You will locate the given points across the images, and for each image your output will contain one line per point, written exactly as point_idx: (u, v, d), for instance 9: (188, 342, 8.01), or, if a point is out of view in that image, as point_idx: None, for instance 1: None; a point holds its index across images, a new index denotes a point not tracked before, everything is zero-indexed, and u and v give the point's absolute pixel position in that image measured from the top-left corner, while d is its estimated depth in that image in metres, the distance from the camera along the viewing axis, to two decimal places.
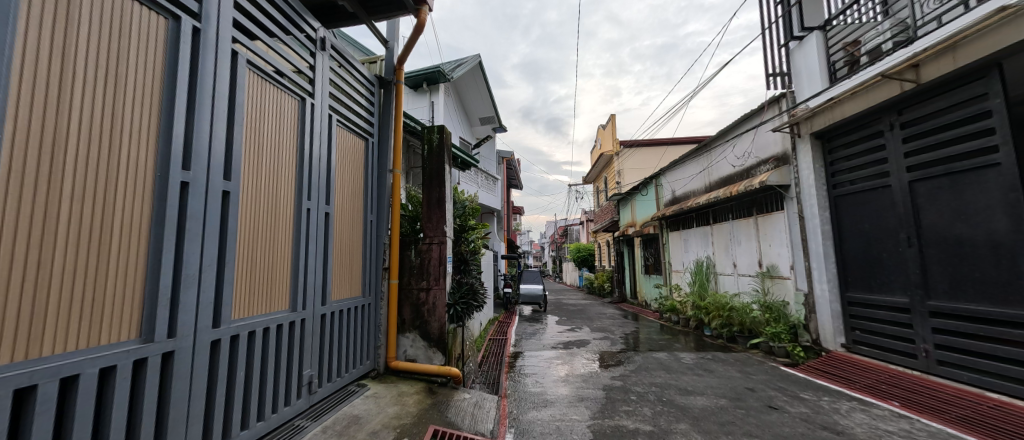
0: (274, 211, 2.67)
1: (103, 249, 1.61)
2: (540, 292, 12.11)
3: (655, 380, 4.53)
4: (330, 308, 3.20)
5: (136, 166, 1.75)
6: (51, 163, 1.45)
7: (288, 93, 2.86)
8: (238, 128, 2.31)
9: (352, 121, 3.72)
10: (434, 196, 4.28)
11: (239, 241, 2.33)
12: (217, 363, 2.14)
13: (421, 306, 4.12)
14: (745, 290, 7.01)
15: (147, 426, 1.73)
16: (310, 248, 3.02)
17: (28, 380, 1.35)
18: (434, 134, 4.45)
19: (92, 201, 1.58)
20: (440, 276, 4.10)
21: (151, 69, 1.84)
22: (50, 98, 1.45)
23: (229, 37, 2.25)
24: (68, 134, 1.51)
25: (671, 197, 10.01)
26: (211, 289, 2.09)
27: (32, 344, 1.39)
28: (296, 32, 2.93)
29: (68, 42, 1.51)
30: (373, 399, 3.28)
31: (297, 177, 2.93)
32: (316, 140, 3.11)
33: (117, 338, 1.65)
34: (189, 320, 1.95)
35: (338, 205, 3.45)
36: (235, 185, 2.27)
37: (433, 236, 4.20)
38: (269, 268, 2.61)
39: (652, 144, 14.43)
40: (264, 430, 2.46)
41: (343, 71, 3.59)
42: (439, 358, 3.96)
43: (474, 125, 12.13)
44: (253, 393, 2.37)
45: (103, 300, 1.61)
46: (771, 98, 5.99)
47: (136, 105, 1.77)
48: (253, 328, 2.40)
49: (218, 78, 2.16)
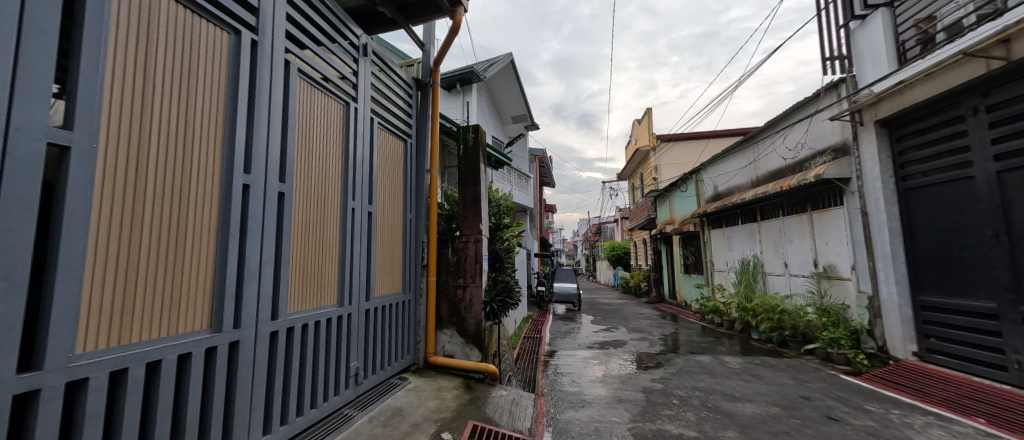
0: (322, 210, 2.81)
1: (179, 245, 1.76)
2: (574, 290, 11.93)
3: (698, 385, 4.34)
4: (373, 304, 3.35)
5: (205, 171, 1.91)
6: (137, 169, 1.61)
7: (334, 97, 3.01)
8: (291, 131, 2.46)
9: (393, 123, 3.86)
10: (469, 194, 4.36)
11: (294, 239, 2.49)
12: (275, 353, 2.30)
13: (458, 302, 4.24)
14: (797, 291, 6.57)
15: (216, 409, 1.88)
16: (356, 246, 3.17)
17: (120, 363, 1.51)
18: (469, 133, 4.52)
19: (172, 202, 1.74)
20: (476, 274, 4.19)
21: (215, 81, 1.99)
22: (135, 110, 1.61)
23: (282, 47, 2.40)
24: (150, 141, 1.66)
25: (713, 193, 9.52)
26: (270, 283, 2.25)
27: (124, 332, 1.55)
28: (341, 40, 3.06)
29: (148, 58, 1.67)
30: (414, 393, 3.38)
31: (343, 178, 3.09)
32: (359, 142, 3.25)
33: (191, 328, 1.81)
34: (252, 313, 2.10)
35: (379, 205, 3.59)
36: (290, 187, 2.42)
37: (469, 234, 4.29)
38: (320, 266, 2.77)
39: (692, 137, 13.78)
40: (317, 417, 2.61)
41: (383, 75, 3.73)
42: (475, 354, 4.06)
43: (507, 123, 12.14)
44: (306, 383, 2.52)
45: (179, 295, 1.77)
46: (829, 84, 5.55)
47: (204, 116, 1.92)
48: (306, 321, 2.56)
49: (273, 87, 2.31)
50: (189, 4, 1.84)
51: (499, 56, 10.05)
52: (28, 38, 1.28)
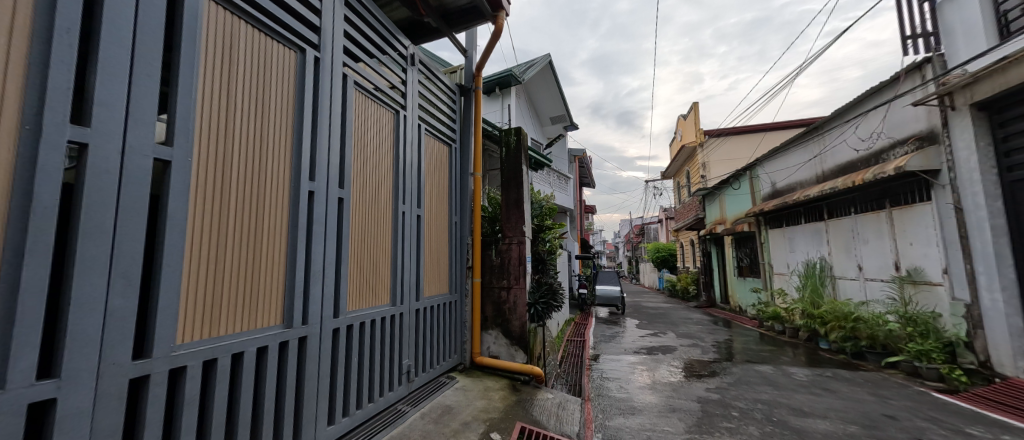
0: (376, 214, 2.96)
1: (257, 247, 1.94)
2: (618, 293, 11.58)
3: (760, 397, 4.03)
4: (422, 303, 3.46)
5: (277, 179, 2.08)
6: (223, 179, 1.79)
7: (385, 106, 3.15)
8: (349, 140, 2.61)
9: (438, 128, 3.98)
10: (512, 196, 4.39)
11: (352, 240, 2.64)
12: (337, 349, 2.45)
13: (502, 304, 4.27)
14: (875, 297, 5.93)
15: (288, 399, 2.04)
16: (406, 247, 3.30)
17: (211, 354, 1.68)
18: (511, 135, 4.55)
19: (251, 209, 1.92)
20: (520, 276, 4.20)
21: (284, 96, 2.16)
22: (221, 126, 1.79)
23: (340, 62, 2.56)
24: (233, 153, 1.84)
25: (770, 191, 8.84)
26: (332, 283, 2.40)
27: (214, 326, 1.72)
28: (390, 51, 3.21)
29: (230, 78, 1.85)
30: (462, 392, 3.45)
31: (394, 183, 3.23)
32: (408, 148, 3.39)
33: (267, 323, 1.98)
34: (316, 310, 2.26)
35: (427, 208, 3.71)
36: (348, 192, 2.58)
37: (513, 236, 4.32)
38: (375, 266, 2.92)
39: (745, 131, 12.90)
40: (374, 411, 2.75)
41: (429, 83, 3.87)
42: (521, 356, 4.08)
43: (544, 125, 11.98)
44: (363, 378, 2.66)
45: (257, 293, 1.94)
46: (910, 66, 4.97)
47: (276, 129, 2.09)
48: (364, 319, 2.70)
49: (333, 99, 2.48)
50: (262, 27, 2.01)
51: (537, 58, 10.03)
52: (139, 68, 1.47)
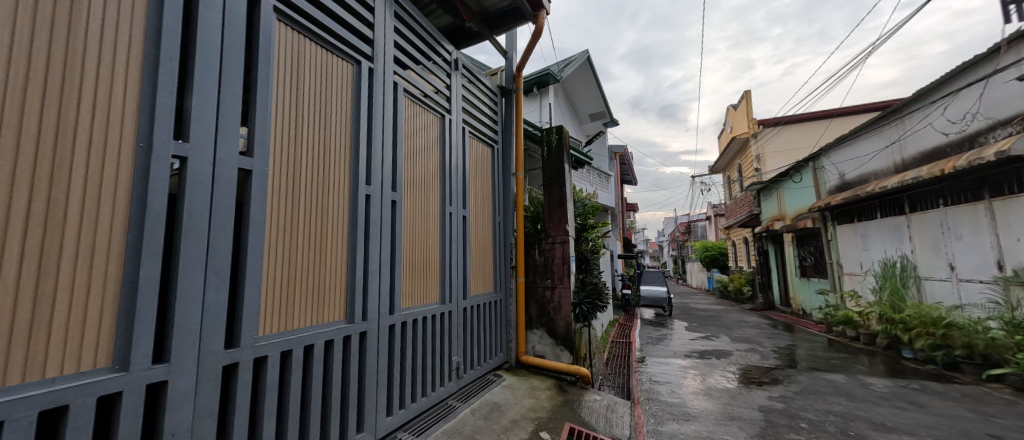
0: (425, 215, 3.07)
1: (323, 247, 2.10)
2: (665, 295, 11.08)
3: (832, 408, 3.69)
4: (470, 302, 3.55)
5: (338, 184, 2.23)
6: (294, 185, 1.95)
7: (431, 111, 3.26)
8: (400, 145, 2.74)
9: (481, 130, 4.05)
10: (555, 195, 4.38)
11: (404, 241, 2.77)
12: (393, 344, 2.59)
13: (546, 304, 4.27)
14: (971, 301, 5.22)
15: (352, 390, 2.18)
16: (453, 248, 3.39)
17: (287, 345, 1.84)
18: (553, 134, 4.53)
19: (317, 212, 2.08)
20: (564, 275, 4.19)
21: (343, 107, 2.31)
22: (292, 136, 1.96)
23: (391, 71, 2.70)
24: (302, 161, 2.01)
25: (837, 183, 8.07)
26: (386, 281, 2.53)
27: (289, 320, 1.88)
28: (436, 57, 3.31)
29: (298, 93, 2.02)
30: (510, 389, 3.49)
31: (441, 185, 3.33)
32: (454, 151, 3.49)
33: (333, 318, 2.14)
34: (374, 307, 2.40)
35: (472, 208, 3.79)
36: (400, 195, 2.71)
37: (556, 236, 4.30)
38: (426, 265, 3.03)
39: (808, 119, 11.81)
40: (427, 404, 2.86)
41: (472, 86, 3.95)
42: (567, 356, 4.05)
43: (583, 122, 11.85)
44: (417, 372, 2.78)
45: (324, 289, 2.09)
46: (1014, 34, 4.33)
47: (337, 138, 2.25)
48: (417, 316, 2.82)
49: (385, 107, 2.61)
50: (324, 44, 2.18)
51: (574, 54, 9.87)
52: (226, 87, 1.65)
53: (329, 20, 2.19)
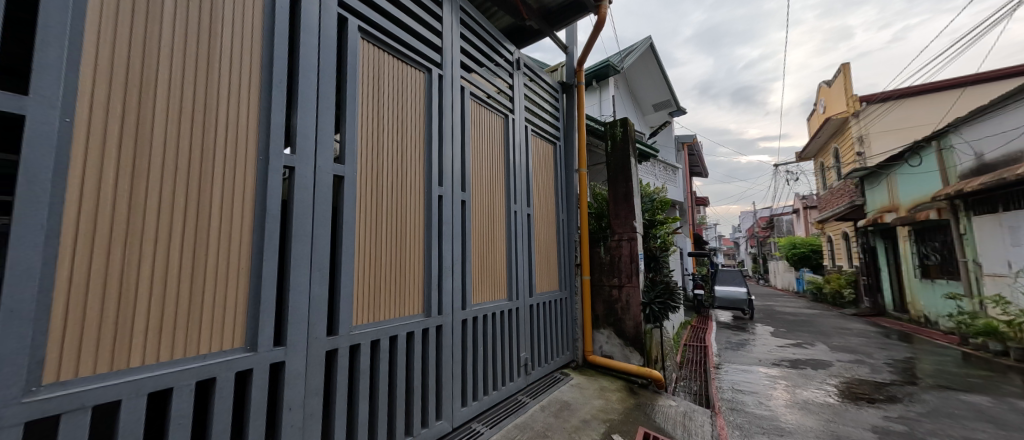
0: (492, 214, 3.15)
1: (403, 244, 2.27)
2: (744, 296, 10.06)
3: (972, 436, 3.07)
4: (536, 299, 3.57)
5: (414, 186, 2.39)
6: (378, 188, 2.14)
7: (496, 111, 3.34)
8: (467, 146, 2.85)
9: (543, 128, 4.05)
10: (620, 191, 4.21)
11: (474, 239, 2.87)
12: (466, 338, 2.70)
13: (614, 303, 4.13)
14: None
15: (430, 380, 2.33)
16: (519, 246, 3.43)
17: (375, 335, 2.02)
18: (617, 127, 4.34)
19: (397, 213, 2.25)
20: (633, 273, 4.02)
21: (417, 113, 2.47)
22: (375, 143, 2.14)
23: (458, 75, 2.81)
24: (384, 166, 2.18)
25: (972, 165, 6.68)
26: (458, 278, 2.65)
27: (376, 312, 2.06)
28: (498, 58, 3.37)
29: (379, 103, 2.19)
30: (578, 389, 3.44)
31: (507, 184, 3.39)
32: (517, 149, 3.53)
33: (412, 311, 2.30)
34: (448, 302, 2.53)
35: (536, 206, 3.80)
36: (469, 194, 2.81)
37: (622, 233, 4.13)
38: (493, 262, 3.11)
39: (929, 90, 9.92)
40: (498, 398, 2.94)
41: (533, 84, 3.96)
42: (637, 358, 3.88)
43: (646, 112, 11.18)
44: (488, 367, 2.87)
45: (404, 284, 2.26)
46: None
47: (412, 142, 2.40)
48: (487, 312, 2.92)
49: (453, 110, 2.73)
50: (399, 56, 2.35)
51: (635, 42, 9.38)
52: (322, 103, 1.86)
53: (403, 33, 2.35)
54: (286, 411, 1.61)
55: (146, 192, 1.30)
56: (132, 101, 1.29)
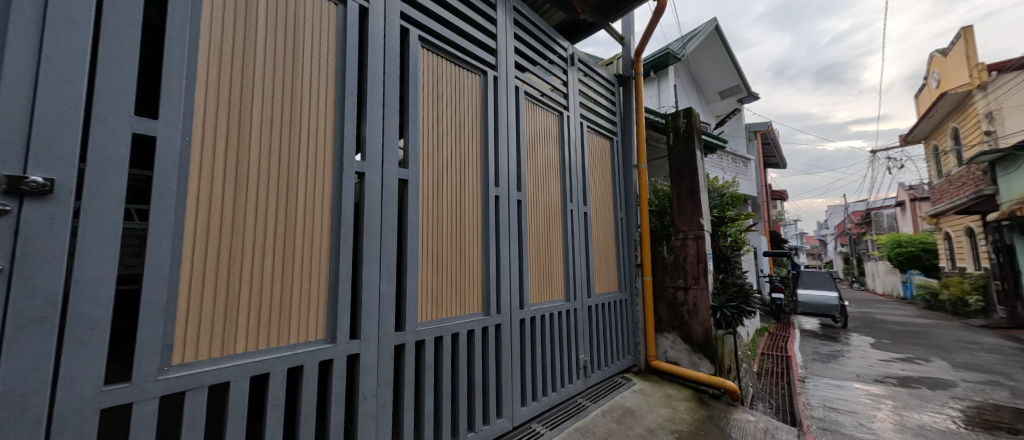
0: (548, 213, 3.12)
1: (462, 244, 2.34)
2: (835, 302, 8.90)
3: None
4: (594, 300, 3.47)
5: (472, 187, 2.45)
6: (439, 190, 2.22)
7: (550, 109, 3.31)
8: (523, 146, 2.86)
9: (599, 124, 3.93)
10: (685, 186, 3.94)
11: (530, 238, 2.87)
12: (524, 338, 2.71)
13: (679, 306, 3.89)
14: None
15: (489, 378, 2.37)
16: (576, 245, 3.37)
17: (439, 331, 2.10)
18: (680, 118, 4.07)
19: (456, 214, 2.32)
20: (700, 275, 3.75)
21: (473, 117, 2.53)
22: (435, 147, 2.23)
23: (512, 76, 2.83)
24: (444, 168, 2.27)
25: None
26: (516, 277, 2.67)
27: (439, 309, 2.15)
28: (552, 56, 3.33)
29: (439, 108, 2.28)
30: (642, 395, 3.29)
31: (562, 182, 3.34)
32: (573, 147, 3.47)
33: (472, 310, 2.36)
34: (506, 301, 2.56)
35: (593, 205, 3.70)
36: (525, 194, 2.82)
37: (688, 231, 3.87)
38: (550, 262, 3.08)
39: None
40: (557, 400, 2.90)
41: (588, 79, 3.85)
42: (707, 366, 3.61)
43: (711, 101, 10.33)
44: (547, 368, 2.85)
45: (464, 283, 2.33)
46: None
47: (469, 145, 2.47)
48: (544, 312, 2.90)
49: (508, 111, 2.76)
50: (456, 61, 2.42)
51: (699, 26, 8.72)
52: (388, 113, 1.98)
53: (458, 39, 2.41)
54: (361, 399, 1.74)
55: (247, 200, 1.49)
56: (235, 120, 1.47)
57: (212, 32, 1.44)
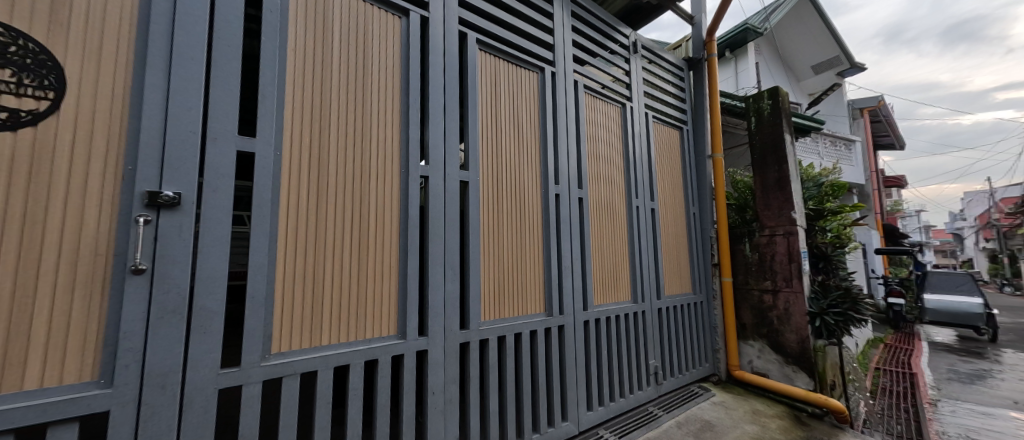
0: (612, 210, 2.98)
1: (523, 244, 2.32)
2: (978, 309, 7.29)
3: None
4: (665, 303, 3.24)
5: (532, 186, 2.43)
6: (499, 190, 2.23)
7: (612, 101, 3.15)
8: (583, 141, 2.77)
9: (667, 113, 3.66)
10: (770, 176, 3.50)
11: (593, 237, 2.76)
12: (589, 340, 2.61)
13: (766, 311, 3.47)
14: None
15: (553, 380, 2.33)
16: (643, 243, 3.17)
17: (502, 331, 2.11)
18: (763, 100, 3.62)
19: (516, 213, 2.31)
20: (792, 276, 3.31)
21: (532, 115, 2.50)
22: (494, 147, 2.24)
23: (571, 70, 2.75)
24: (503, 168, 2.28)
25: None
26: (579, 277, 2.59)
27: (501, 309, 2.16)
28: (613, 45, 3.17)
29: (497, 108, 2.30)
30: (723, 409, 2.99)
31: (626, 177, 3.17)
32: (637, 139, 3.27)
33: (535, 311, 2.34)
34: (569, 301, 2.49)
35: (662, 200, 3.46)
36: (586, 191, 2.72)
37: (776, 226, 3.44)
38: (615, 262, 2.94)
39: None
40: (626, 406, 2.76)
41: (653, 66, 3.60)
42: (803, 380, 3.18)
43: (802, 78, 9.04)
44: (614, 372, 2.72)
45: (526, 283, 2.31)
46: None
47: (528, 143, 2.45)
48: (609, 314, 2.77)
49: (567, 107, 2.68)
50: (512, 60, 2.41)
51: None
52: (449, 117, 2.03)
53: (515, 38, 2.40)
54: (430, 394, 1.81)
55: (327, 205, 1.62)
56: (316, 133, 1.62)
57: (296, 55, 1.59)
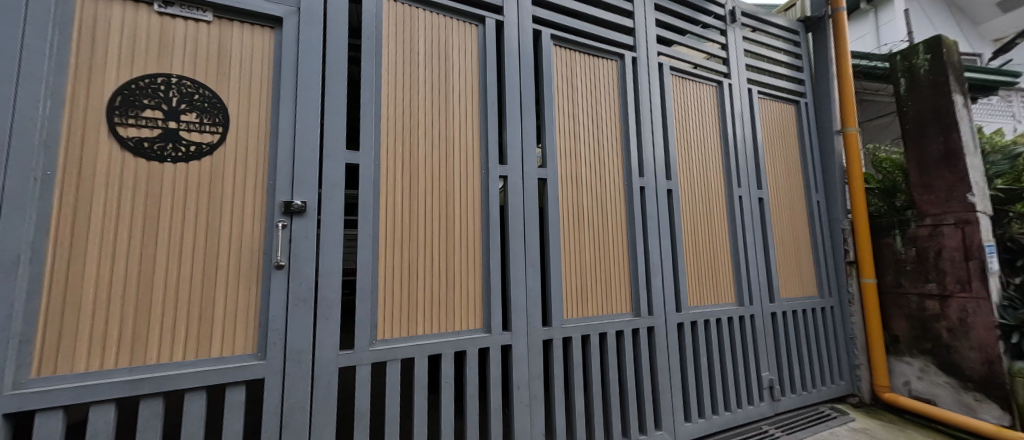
0: (708, 201, 2.68)
1: (606, 240, 2.23)
2: None
3: None
4: (780, 307, 2.80)
5: (614, 180, 2.31)
6: (578, 186, 2.18)
7: (705, 81, 2.83)
8: (671, 128, 2.54)
9: (777, 87, 3.15)
10: (932, 151, 2.77)
11: (685, 232, 2.52)
12: (684, 344, 2.39)
13: (930, 321, 2.75)
14: None
15: (643, 385, 2.18)
16: (750, 238, 2.79)
17: (585, 330, 2.06)
18: (918, 56, 2.87)
19: (597, 209, 2.23)
20: (971, 278, 2.55)
21: (612, 105, 2.39)
22: (572, 142, 2.20)
23: (655, 53, 2.55)
24: (583, 163, 2.22)
25: None
26: (670, 276, 2.39)
27: (584, 308, 2.10)
28: (706, 18, 2.84)
29: (575, 102, 2.25)
30: (866, 437, 2.46)
31: (725, 164, 2.82)
32: (738, 120, 2.89)
33: (621, 310, 2.22)
34: (659, 302, 2.31)
35: (772, 188, 3.00)
36: (676, 183, 2.49)
37: (942, 214, 2.70)
38: (714, 259, 2.63)
39: None
40: (733, 421, 2.45)
41: (757, 35, 3.14)
42: (992, 412, 2.44)
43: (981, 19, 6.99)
44: (716, 382, 2.44)
45: (610, 282, 2.21)
46: None
47: (608, 135, 2.34)
48: (708, 317, 2.49)
49: (651, 92, 2.50)
50: (589, 51, 2.33)
51: None
52: (526, 116, 2.05)
53: (591, 28, 2.31)
54: (515, 388, 1.85)
55: (417, 207, 1.77)
56: (406, 143, 1.78)
57: (389, 73, 1.77)
